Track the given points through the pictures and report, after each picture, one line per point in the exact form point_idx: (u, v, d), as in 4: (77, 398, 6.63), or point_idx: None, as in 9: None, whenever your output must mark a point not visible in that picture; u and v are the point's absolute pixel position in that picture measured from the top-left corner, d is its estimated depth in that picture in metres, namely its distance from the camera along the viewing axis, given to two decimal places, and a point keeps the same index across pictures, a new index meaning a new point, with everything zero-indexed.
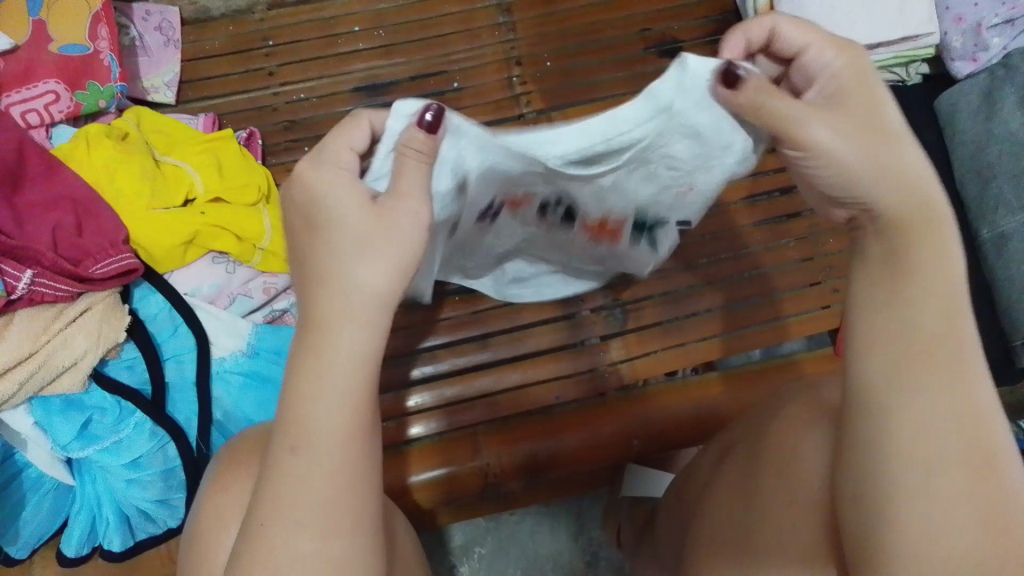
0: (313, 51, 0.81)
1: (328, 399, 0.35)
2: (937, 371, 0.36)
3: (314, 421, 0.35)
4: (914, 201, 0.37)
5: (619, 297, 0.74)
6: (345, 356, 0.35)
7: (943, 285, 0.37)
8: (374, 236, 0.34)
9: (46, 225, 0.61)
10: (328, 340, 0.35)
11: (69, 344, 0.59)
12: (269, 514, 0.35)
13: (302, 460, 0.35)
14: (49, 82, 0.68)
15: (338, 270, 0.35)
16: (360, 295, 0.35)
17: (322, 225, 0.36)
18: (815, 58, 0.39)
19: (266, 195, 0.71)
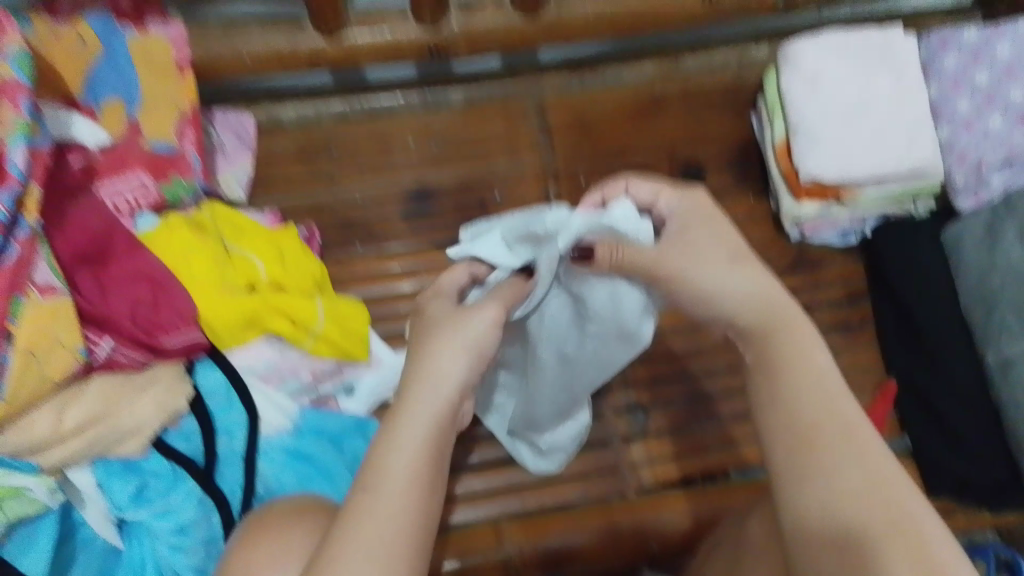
0: (371, 160, 0.89)
1: (409, 450, 0.47)
2: (833, 449, 0.45)
3: (393, 463, 0.46)
4: (768, 310, 0.51)
5: (640, 400, 0.80)
6: (422, 419, 0.48)
7: (814, 369, 0.48)
8: (450, 322, 0.52)
9: (127, 298, 0.68)
10: (412, 406, 0.49)
11: (136, 409, 0.65)
12: (341, 545, 0.43)
13: (375, 500, 0.45)
14: (138, 172, 0.76)
15: (433, 349, 0.51)
16: (442, 376, 0.50)
17: (428, 340, 0.52)
18: (662, 205, 0.57)
19: (320, 287, 0.77)
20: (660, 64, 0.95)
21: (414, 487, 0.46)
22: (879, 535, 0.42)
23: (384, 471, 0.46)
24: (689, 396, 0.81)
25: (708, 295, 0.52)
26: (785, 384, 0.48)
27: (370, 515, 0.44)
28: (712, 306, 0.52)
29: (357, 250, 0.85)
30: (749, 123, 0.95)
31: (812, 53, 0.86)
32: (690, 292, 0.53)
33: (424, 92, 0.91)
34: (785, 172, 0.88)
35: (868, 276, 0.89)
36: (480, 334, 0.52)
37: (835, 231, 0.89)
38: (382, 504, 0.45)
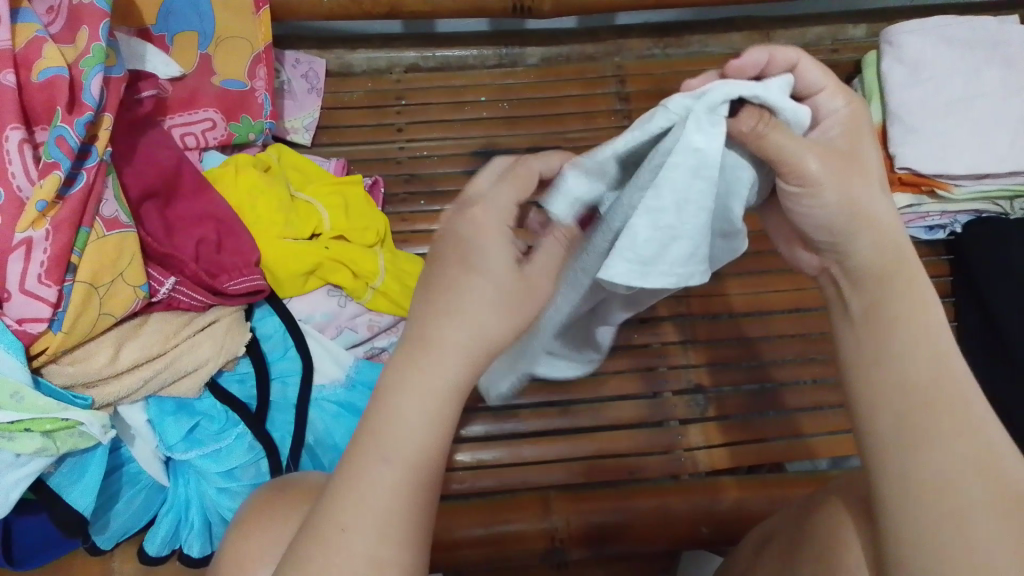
0: (441, 114, 0.87)
1: (421, 415, 0.37)
2: (948, 416, 0.36)
3: (403, 429, 0.37)
4: (890, 254, 0.41)
5: (702, 382, 0.79)
6: (440, 385, 0.37)
7: (935, 330, 0.39)
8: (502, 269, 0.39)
9: (191, 238, 0.65)
10: (420, 369, 0.37)
11: (194, 350, 0.63)
12: (342, 513, 0.36)
13: (393, 470, 0.36)
14: (209, 111, 0.74)
15: (465, 306, 0.38)
16: (474, 332, 0.38)
17: (477, 270, 0.39)
18: (827, 99, 0.45)
19: (382, 240, 0.75)
20: (750, 36, 0.93)
21: (413, 459, 0.36)
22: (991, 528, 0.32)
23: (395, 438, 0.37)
24: (750, 382, 0.79)
25: (835, 227, 0.42)
26: (884, 342, 0.39)
27: (375, 490, 0.36)
28: (848, 246, 0.42)
29: (421, 205, 0.82)
30: None
31: (916, 39, 0.82)
32: (821, 219, 0.42)
33: (501, 50, 0.92)
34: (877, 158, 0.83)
35: (954, 277, 0.83)
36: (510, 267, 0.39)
37: (923, 225, 0.83)
38: (369, 476, 0.36)
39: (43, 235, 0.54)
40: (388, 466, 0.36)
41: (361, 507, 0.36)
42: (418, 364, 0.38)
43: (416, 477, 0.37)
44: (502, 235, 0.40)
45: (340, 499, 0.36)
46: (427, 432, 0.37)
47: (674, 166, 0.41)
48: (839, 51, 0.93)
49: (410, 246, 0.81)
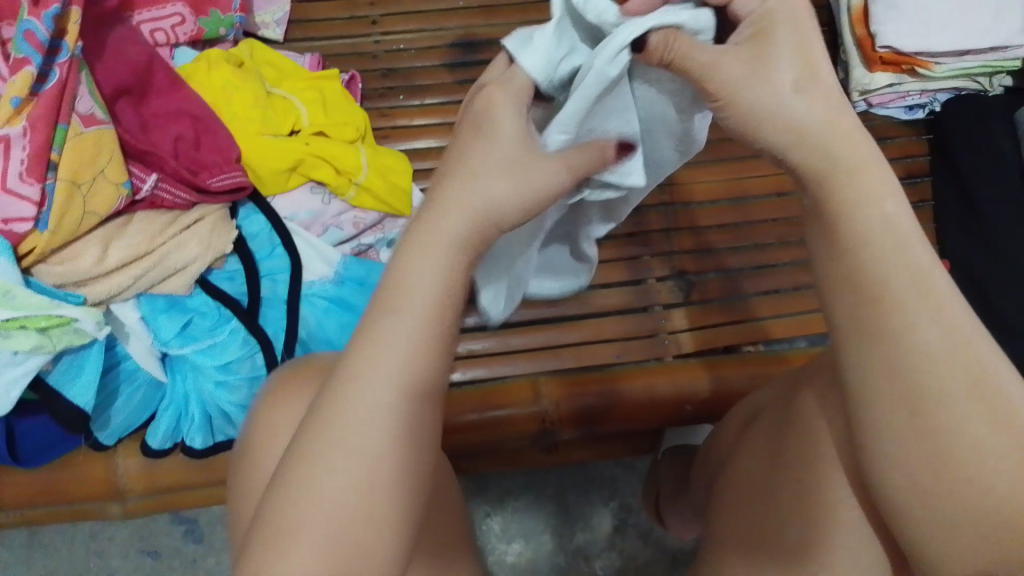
0: (415, 6, 0.84)
1: (436, 285, 0.35)
2: (913, 308, 0.33)
3: (418, 293, 0.34)
4: (825, 136, 0.34)
5: (684, 269, 0.80)
6: (450, 257, 0.35)
7: (883, 217, 0.34)
8: (519, 161, 0.37)
9: (168, 136, 0.64)
10: (438, 235, 0.35)
11: (182, 249, 0.63)
12: (353, 367, 0.34)
13: (400, 332, 0.34)
14: (177, 5, 0.70)
15: (478, 174, 0.36)
16: (487, 204, 0.36)
17: (478, 133, 0.38)
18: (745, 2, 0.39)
19: (364, 136, 0.74)
20: None
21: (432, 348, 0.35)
22: (960, 408, 0.33)
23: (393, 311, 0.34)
24: (731, 266, 0.80)
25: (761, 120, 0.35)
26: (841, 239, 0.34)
27: (387, 354, 0.34)
28: (755, 133, 0.36)
29: (399, 99, 0.81)
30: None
31: None
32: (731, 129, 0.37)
33: None
34: (857, 38, 0.82)
35: (932, 157, 0.83)
36: (539, 168, 0.37)
37: (903, 105, 0.84)
38: (392, 351, 0.34)
39: (19, 132, 0.54)
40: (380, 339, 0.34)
41: (371, 365, 0.34)
42: (423, 243, 0.35)
43: (419, 357, 0.34)
44: (516, 110, 0.38)
45: (361, 366, 0.34)
46: (427, 305, 0.34)
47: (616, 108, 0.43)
48: None
49: (390, 142, 0.81)
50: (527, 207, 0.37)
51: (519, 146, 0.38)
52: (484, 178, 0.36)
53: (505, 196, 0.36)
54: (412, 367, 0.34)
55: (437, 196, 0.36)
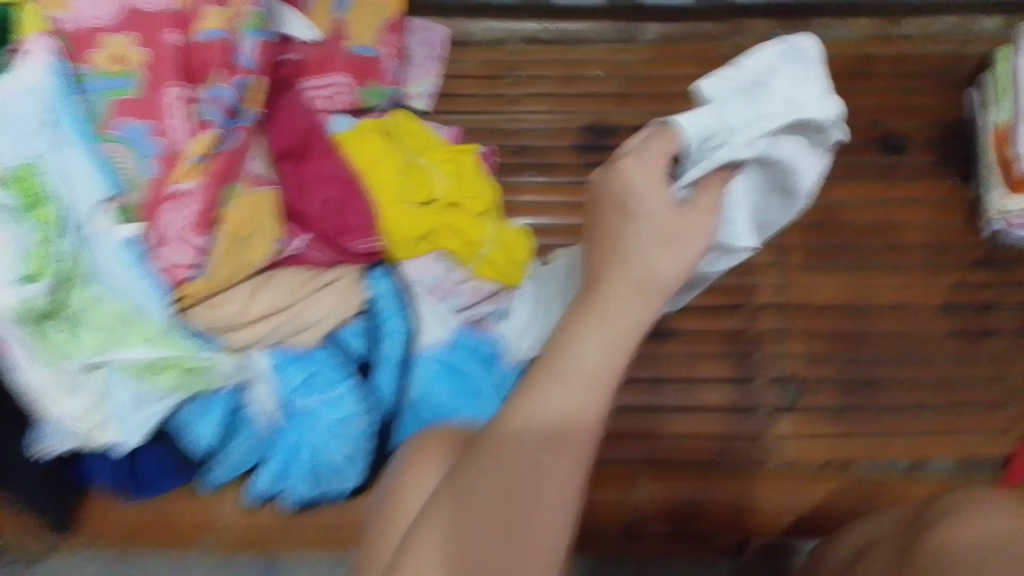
0: (554, 87, 0.88)
1: (603, 346, 0.43)
2: None
3: (581, 358, 0.42)
4: None
5: (795, 372, 0.79)
6: (623, 322, 0.44)
7: None
8: (672, 231, 0.47)
9: (319, 198, 0.68)
10: (610, 306, 0.44)
11: (318, 303, 0.68)
12: (521, 411, 0.42)
13: (562, 388, 0.42)
14: (339, 76, 0.77)
15: (638, 250, 0.46)
16: (648, 277, 0.45)
17: (632, 213, 0.47)
18: None
19: (492, 209, 0.77)
20: (876, 20, 0.90)
21: (593, 399, 0.42)
22: None
23: (562, 365, 0.43)
24: (842, 375, 0.79)
25: None
26: None
27: (546, 406, 0.41)
28: None
29: (529, 175, 0.85)
30: (963, 100, 0.87)
31: None
32: None
33: (618, 24, 0.90)
34: (1001, 159, 0.80)
35: None
36: (691, 235, 0.47)
37: None
38: (552, 401, 0.41)
39: (194, 186, 0.59)
40: (550, 389, 0.42)
41: (530, 414, 0.41)
42: (591, 312, 0.44)
43: (593, 409, 0.42)
44: (653, 182, 0.48)
45: (525, 411, 0.42)
46: (601, 365, 0.42)
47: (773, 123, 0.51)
48: (969, 42, 0.89)
49: (514, 216, 0.84)
50: (684, 266, 0.46)
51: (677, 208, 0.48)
52: (640, 253, 0.46)
53: (665, 269, 0.46)
54: (587, 411, 0.42)
55: (606, 271, 0.46)
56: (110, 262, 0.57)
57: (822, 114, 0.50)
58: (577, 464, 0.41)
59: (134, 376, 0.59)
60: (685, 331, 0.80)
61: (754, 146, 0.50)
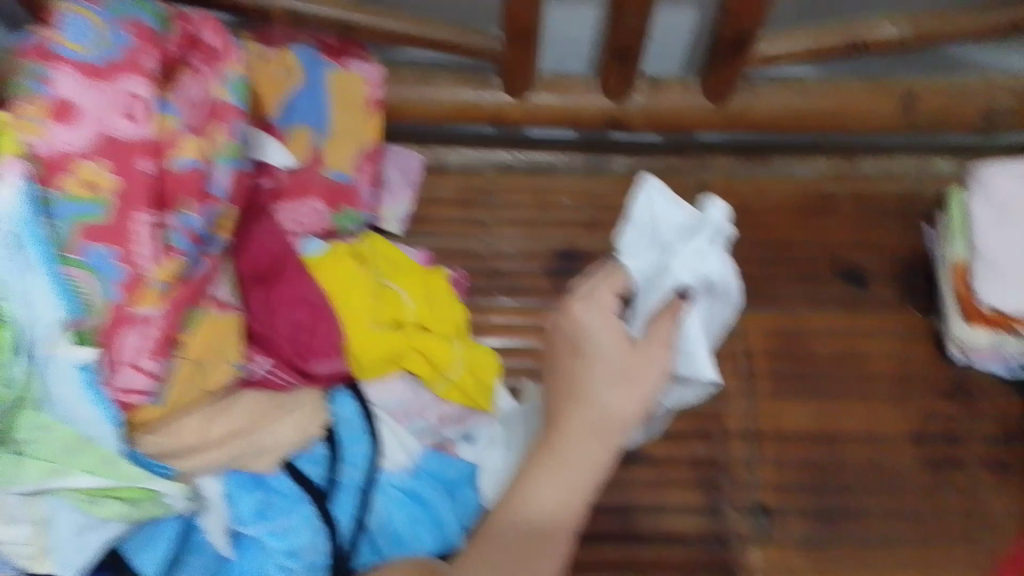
0: (527, 213, 0.91)
1: (567, 476, 0.53)
2: None
3: (550, 486, 0.53)
4: None
5: (766, 503, 0.78)
6: (581, 456, 0.54)
7: None
8: (623, 377, 0.56)
9: (289, 320, 0.69)
10: (572, 440, 0.54)
11: (277, 430, 0.67)
12: (493, 530, 0.51)
13: (528, 512, 0.52)
14: (314, 200, 0.78)
15: (595, 393, 0.55)
16: (605, 417, 0.55)
17: (588, 362, 0.57)
18: None
19: (460, 333, 0.79)
20: (835, 159, 0.94)
21: (558, 522, 0.52)
22: None
23: (532, 490, 0.52)
24: (814, 506, 0.78)
25: None
26: None
27: (515, 528, 0.51)
28: None
29: (498, 298, 0.86)
30: (922, 236, 0.91)
31: (1006, 181, 0.81)
32: None
33: (590, 157, 0.93)
34: (958, 293, 0.82)
35: None
36: (638, 379, 0.56)
37: (1002, 364, 0.83)
38: (519, 523, 0.51)
39: (156, 313, 0.59)
40: (527, 509, 0.52)
41: (504, 533, 0.51)
42: (557, 448, 0.54)
43: (567, 526, 0.52)
44: (604, 332, 0.58)
45: (496, 530, 0.51)
46: (568, 491, 0.53)
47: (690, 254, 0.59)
48: (924, 181, 0.94)
49: (484, 338, 0.85)
50: (637, 406, 0.55)
51: (619, 354, 0.56)
52: (597, 396, 0.55)
53: (616, 409, 0.55)
54: (557, 530, 0.52)
55: (568, 412, 0.55)
56: (63, 386, 0.55)
57: (718, 215, 0.60)
58: (549, 572, 0.51)
59: (77, 505, 0.55)
60: (654, 459, 0.80)
61: (689, 275, 0.59)
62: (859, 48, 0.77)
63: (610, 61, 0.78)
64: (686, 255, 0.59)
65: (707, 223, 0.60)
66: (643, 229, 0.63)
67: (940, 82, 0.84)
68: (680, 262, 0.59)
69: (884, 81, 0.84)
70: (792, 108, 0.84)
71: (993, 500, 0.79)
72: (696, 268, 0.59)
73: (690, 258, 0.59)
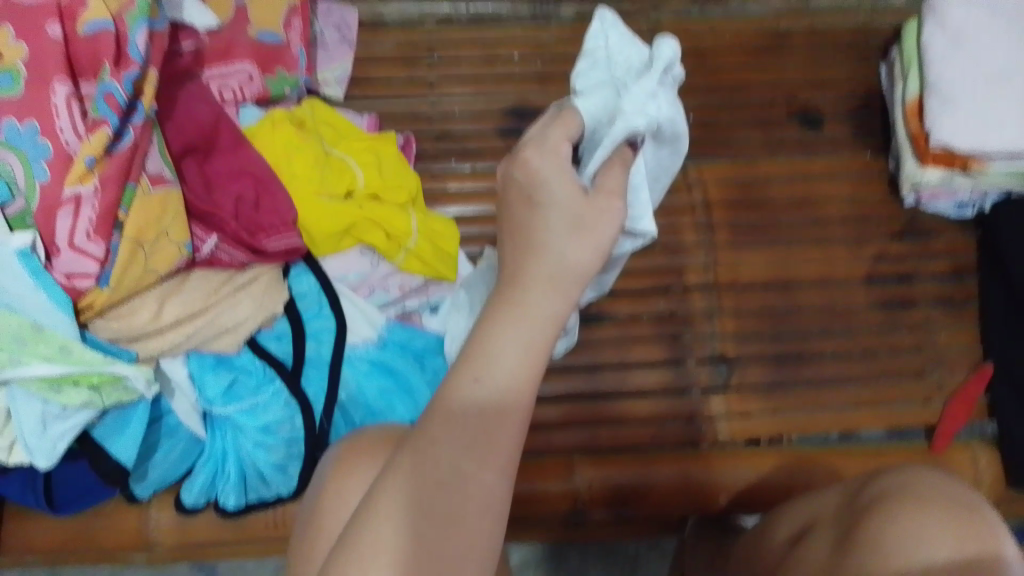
0: (475, 70, 0.85)
1: (520, 349, 0.38)
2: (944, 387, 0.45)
3: (500, 364, 0.38)
4: None
5: (726, 352, 0.79)
6: (540, 322, 0.39)
7: None
8: (587, 218, 0.41)
9: (230, 196, 0.65)
10: (526, 302, 0.39)
11: (234, 308, 0.64)
12: (431, 426, 0.38)
13: (477, 401, 0.38)
14: (245, 63, 0.72)
15: (551, 240, 0.40)
16: (565, 268, 0.40)
17: (543, 204, 0.41)
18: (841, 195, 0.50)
19: (416, 200, 0.75)
20: None
21: (516, 410, 0.38)
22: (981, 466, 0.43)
23: (485, 370, 0.38)
24: (772, 352, 0.80)
25: None
26: None
27: (461, 426, 0.38)
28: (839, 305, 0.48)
29: (451, 162, 0.83)
30: (876, 74, 0.89)
31: (961, 9, 0.80)
32: None
33: (535, 4, 0.87)
34: (911, 133, 0.82)
35: (978, 253, 0.84)
36: (605, 220, 0.41)
37: (953, 202, 0.83)
38: (464, 419, 0.37)
39: (91, 191, 0.54)
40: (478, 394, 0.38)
41: (446, 430, 0.38)
42: (509, 314, 0.39)
43: (523, 410, 0.38)
44: (559, 168, 0.42)
45: (438, 425, 0.38)
46: (529, 363, 0.38)
47: (643, 94, 0.49)
48: (878, 17, 0.91)
49: (439, 204, 0.82)
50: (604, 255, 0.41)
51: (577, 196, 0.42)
52: (555, 244, 0.40)
53: (580, 260, 0.40)
54: (510, 422, 0.38)
55: (520, 268, 0.40)
56: (7, 274, 0.52)
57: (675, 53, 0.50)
58: (502, 472, 0.38)
59: (38, 395, 0.53)
60: (618, 316, 0.80)
61: (644, 117, 0.48)
62: None
63: None
64: (641, 94, 0.49)
65: (661, 60, 0.51)
66: (596, 64, 0.53)
67: None
68: (631, 103, 0.48)
69: None
70: None
71: (943, 333, 0.82)
72: (648, 110, 0.49)
73: (642, 98, 0.49)
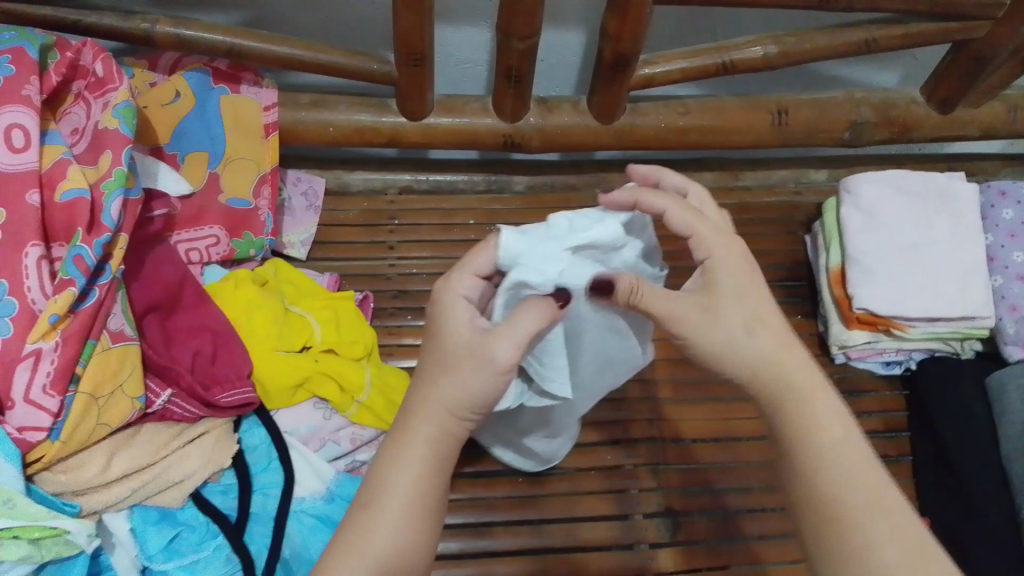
0: (432, 235, 0.91)
1: (416, 466, 0.51)
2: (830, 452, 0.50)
3: (398, 481, 0.51)
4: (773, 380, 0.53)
5: (672, 506, 0.81)
6: (428, 443, 0.52)
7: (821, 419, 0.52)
8: (465, 362, 0.51)
9: (188, 350, 0.69)
10: (416, 429, 0.52)
11: (183, 461, 0.66)
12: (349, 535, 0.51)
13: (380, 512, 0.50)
14: (214, 228, 0.78)
15: (438, 380, 0.51)
16: (442, 401, 0.51)
17: (435, 345, 0.53)
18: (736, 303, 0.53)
19: (370, 354, 0.78)
20: (720, 176, 0.99)
21: (411, 513, 0.51)
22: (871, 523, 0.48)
23: (389, 496, 0.51)
24: (717, 507, 0.82)
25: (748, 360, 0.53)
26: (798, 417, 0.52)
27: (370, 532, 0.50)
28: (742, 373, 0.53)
29: (407, 319, 0.87)
30: (801, 243, 0.97)
31: (874, 188, 0.88)
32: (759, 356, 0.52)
33: (489, 177, 0.95)
34: (835, 298, 0.88)
35: (909, 412, 0.88)
36: (482, 365, 0.51)
37: (880, 360, 0.89)
38: (373, 526, 0.50)
39: (51, 347, 0.56)
40: (383, 517, 0.50)
41: (359, 536, 0.50)
42: (405, 440, 0.52)
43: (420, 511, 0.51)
44: (460, 311, 0.52)
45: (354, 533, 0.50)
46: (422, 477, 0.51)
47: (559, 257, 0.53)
48: (801, 193, 1.00)
49: (394, 359, 0.85)
50: (484, 390, 0.51)
51: (464, 340, 0.51)
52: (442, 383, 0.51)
53: (461, 395, 0.51)
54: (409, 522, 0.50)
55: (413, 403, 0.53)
56: None
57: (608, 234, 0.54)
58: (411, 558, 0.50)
59: None
60: (567, 469, 0.82)
61: (537, 276, 0.53)
62: (728, 68, 0.78)
63: (501, 83, 0.78)
64: (556, 258, 0.53)
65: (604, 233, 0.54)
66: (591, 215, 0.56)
67: (811, 99, 0.89)
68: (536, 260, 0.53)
69: (756, 98, 0.88)
70: (676, 128, 0.87)
71: None
72: (549, 275, 0.53)
73: (554, 262, 0.53)
